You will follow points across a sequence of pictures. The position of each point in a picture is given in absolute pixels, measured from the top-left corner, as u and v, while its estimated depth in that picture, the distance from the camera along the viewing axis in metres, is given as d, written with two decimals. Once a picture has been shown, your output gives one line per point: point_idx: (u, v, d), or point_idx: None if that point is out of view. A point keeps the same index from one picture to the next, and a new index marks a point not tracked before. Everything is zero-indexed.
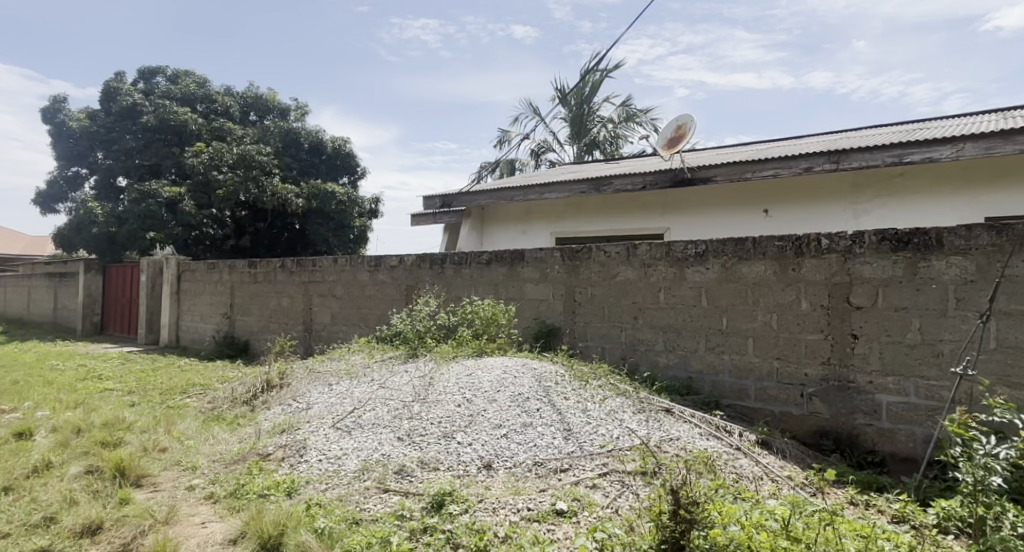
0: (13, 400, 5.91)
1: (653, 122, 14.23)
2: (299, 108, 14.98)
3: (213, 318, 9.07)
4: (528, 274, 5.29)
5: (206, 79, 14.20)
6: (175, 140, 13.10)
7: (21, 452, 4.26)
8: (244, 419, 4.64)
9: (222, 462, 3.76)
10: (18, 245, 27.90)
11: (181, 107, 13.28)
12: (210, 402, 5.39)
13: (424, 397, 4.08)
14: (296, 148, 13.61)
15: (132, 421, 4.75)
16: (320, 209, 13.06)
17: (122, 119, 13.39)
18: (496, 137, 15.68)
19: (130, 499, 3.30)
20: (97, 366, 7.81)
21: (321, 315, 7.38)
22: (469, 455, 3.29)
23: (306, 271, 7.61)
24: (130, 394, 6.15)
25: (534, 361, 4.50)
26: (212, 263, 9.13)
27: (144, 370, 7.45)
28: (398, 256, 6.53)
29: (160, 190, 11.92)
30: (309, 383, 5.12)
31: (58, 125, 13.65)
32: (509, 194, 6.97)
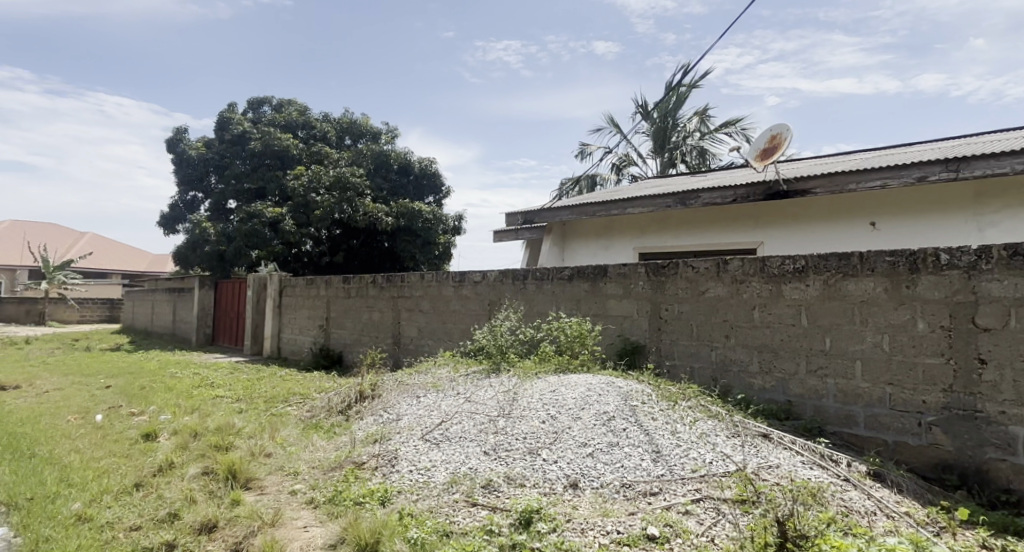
0: (141, 404, 6.51)
1: (744, 131, 13.68)
2: (389, 131, 15.70)
3: (310, 331, 9.61)
4: (611, 290, 5.23)
5: (306, 108, 15.25)
6: (279, 164, 14.10)
7: (148, 452, 4.69)
8: (339, 428, 4.86)
9: (321, 469, 3.96)
10: (144, 262, 30.96)
11: (284, 133, 14.30)
12: (309, 410, 5.69)
13: (509, 412, 4.11)
14: (386, 169, 14.23)
15: (241, 426, 5.10)
16: (408, 226, 13.55)
17: (234, 146, 14.62)
18: (579, 152, 15.68)
19: (241, 500, 3.54)
20: (210, 374, 8.49)
21: (408, 328, 7.63)
22: (555, 474, 3.27)
23: (395, 287, 7.91)
24: (238, 401, 6.63)
25: (619, 379, 4.42)
26: (310, 279, 9.68)
27: (250, 379, 8.00)
28: (482, 272, 6.65)
29: (264, 210, 12.80)
30: (399, 395, 5.30)
31: (178, 154, 15.06)
32: (591, 210, 6.94)
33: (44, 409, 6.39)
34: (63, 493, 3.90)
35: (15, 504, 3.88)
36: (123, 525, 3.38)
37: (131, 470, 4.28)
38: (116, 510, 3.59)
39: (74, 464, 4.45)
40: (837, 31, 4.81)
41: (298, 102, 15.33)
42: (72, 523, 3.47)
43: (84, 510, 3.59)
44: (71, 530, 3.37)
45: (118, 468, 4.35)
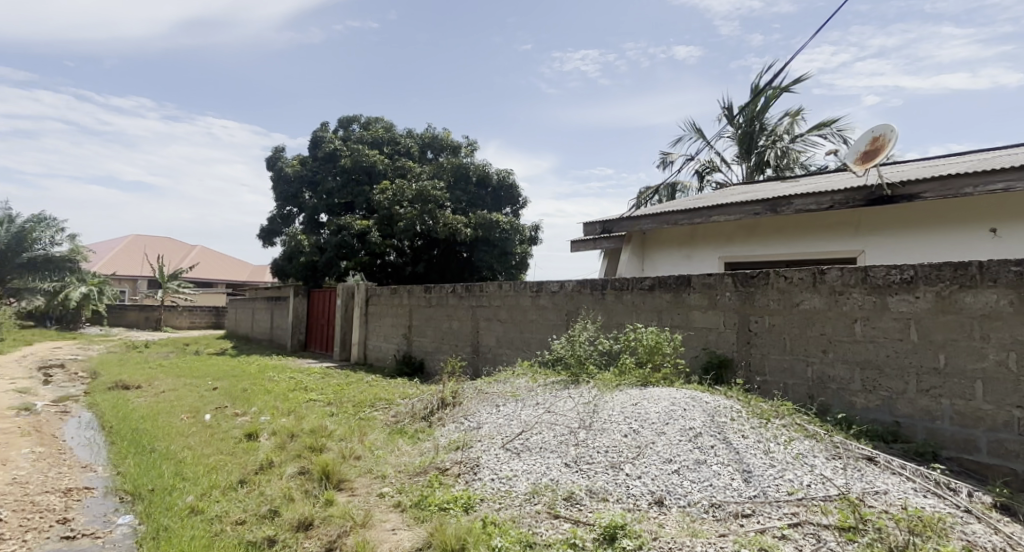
0: (243, 405, 6.98)
1: (839, 133, 12.91)
2: (469, 144, 16.06)
3: (394, 339, 9.94)
4: (695, 301, 5.07)
5: (392, 124, 15.91)
6: (366, 179, 14.78)
7: (250, 451, 5.02)
8: (422, 434, 4.99)
9: (407, 473, 4.08)
10: (245, 273, 33.23)
11: (371, 150, 15.00)
12: (394, 416, 5.88)
13: (590, 424, 4.06)
14: (465, 182, 14.48)
15: (332, 429, 5.35)
16: (486, 237, 13.74)
17: (325, 163, 15.49)
18: (659, 160, 15.36)
19: (334, 500, 3.71)
20: (304, 378, 8.97)
21: (487, 337, 7.73)
22: (639, 490, 3.19)
23: (474, 296, 8.04)
24: (330, 404, 6.97)
25: (704, 394, 4.26)
26: (394, 288, 10.03)
27: (339, 384, 8.38)
28: (559, 282, 6.65)
29: (352, 223, 13.44)
30: (479, 403, 5.38)
31: (276, 171, 16.10)
32: (673, 218, 6.76)
33: (161, 408, 7.00)
34: (179, 486, 4.25)
35: (139, 494, 4.27)
36: (230, 519, 3.63)
37: (236, 467, 4.59)
38: (224, 504, 3.87)
39: (187, 460, 4.84)
40: (946, 24, 4.45)
41: (384, 119, 16.02)
42: (186, 514, 3.78)
43: (196, 503, 3.91)
44: (185, 521, 3.66)
45: (225, 465, 4.68)
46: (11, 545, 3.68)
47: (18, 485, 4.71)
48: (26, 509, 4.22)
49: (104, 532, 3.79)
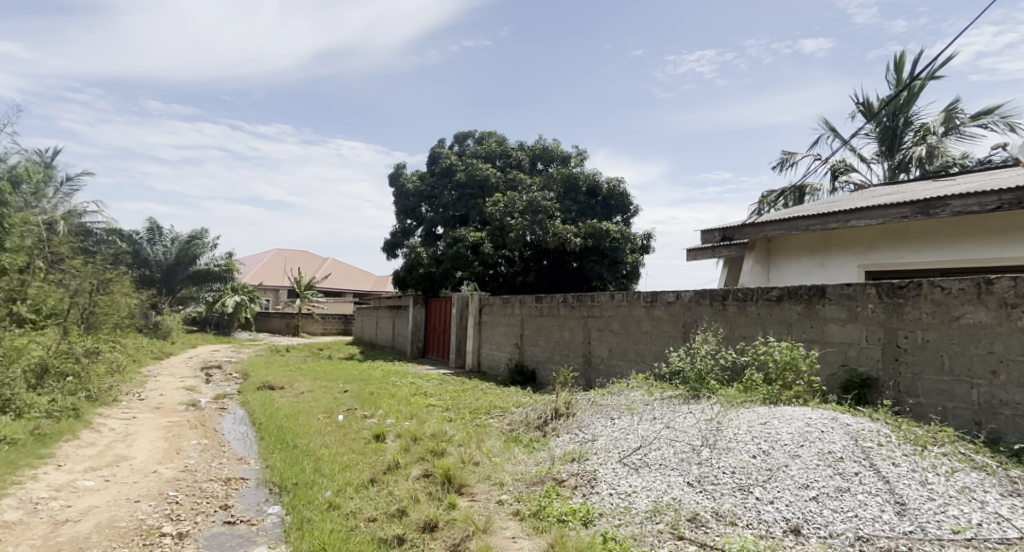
0: (371, 408, 7.42)
1: (1001, 123, 11.42)
2: (579, 154, 16.02)
3: (507, 347, 10.09)
4: (831, 313, 4.69)
5: (504, 138, 16.31)
6: (479, 192, 15.22)
7: (379, 451, 5.32)
8: (537, 443, 5.01)
9: (524, 482, 4.10)
10: (369, 283, 35.44)
11: (485, 164, 15.44)
12: (509, 424, 5.95)
13: (714, 442, 3.86)
14: (575, 192, 14.45)
15: (452, 434, 5.52)
16: (597, 246, 13.56)
17: (442, 178, 16.16)
18: (781, 161, 14.42)
19: (456, 504, 3.83)
20: (424, 384, 9.36)
21: (600, 348, 7.61)
22: (771, 515, 2.98)
23: (586, 307, 7.98)
24: (448, 410, 7.21)
25: (846, 415, 3.90)
26: (506, 298, 10.21)
27: (457, 391, 8.65)
28: (676, 292, 6.43)
29: (467, 235, 13.88)
30: (593, 415, 5.31)
31: (398, 187, 17.05)
32: (804, 224, 6.28)
33: (301, 408, 7.62)
34: (318, 482, 4.62)
35: (284, 487, 4.69)
36: (363, 515, 3.87)
37: (366, 466, 4.89)
38: (357, 500, 4.14)
39: (324, 457, 5.23)
40: None
41: (497, 133, 16.47)
42: (325, 509, 4.09)
43: (333, 499, 4.21)
44: (325, 515, 3.96)
45: (357, 463, 5.00)
46: (185, 525, 4.16)
47: (188, 472, 5.33)
48: (195, 494, 4.76)
49: (257, 520, 4.20)
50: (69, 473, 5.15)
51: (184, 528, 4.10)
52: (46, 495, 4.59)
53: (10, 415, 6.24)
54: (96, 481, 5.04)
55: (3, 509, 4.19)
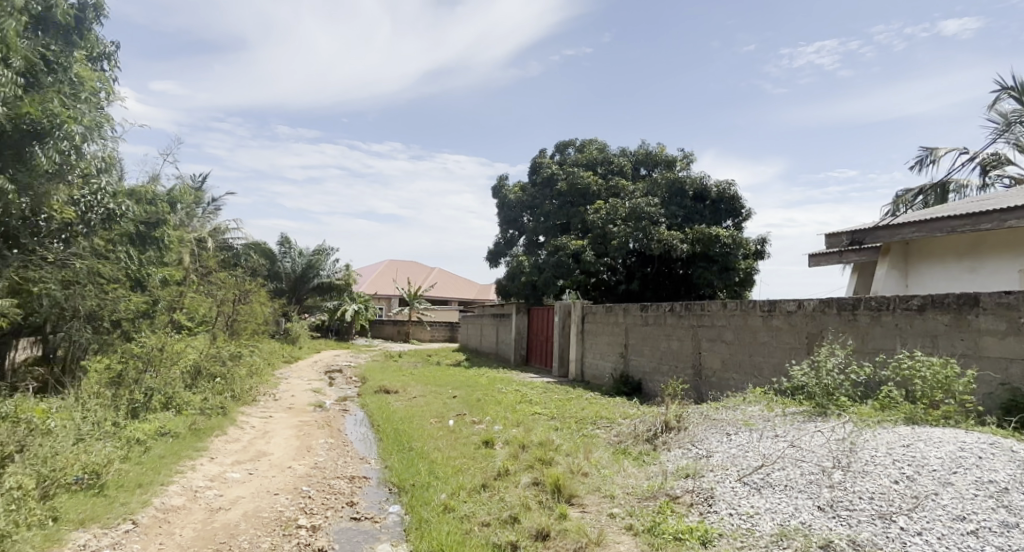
0: (479, 414, 7.59)
1: None
2: (685, 157, 15.49)
3: (611, 357, 9.91)
4: (987, 325, 4.24)
5: (605, 145, 16.17)
6: (580, 200, 15.14)
7: (488, 457, 5.43)
8: (647, 457, 4.87)
9: (636, 496, 4.00)
10: (474, 291, 36.41)
11: (586, 172, 15.38)
12: (617, 435, 5.84)
13: (847, 464, 3.55)
14: (681, 197, 13.96)
15: (559, 444, 5.51)
16: (705, 252, 12.94)
17: (543, 187, 16.29)
18: (920, 158, 13.10)
19: (567, 514, 3.82)
20: (529, 392, 9.43)
21: (711, 360, 7.29)
22: (920, 549, 2.70)
23: (695, 315, 7.68)
24: (553, 419, 7.22)
25: (1008, 440, 3.47)
26: (611, 306, 10.05)
27: (562, 400, 8.63)
28: (797, 301, 6.03)
29: (568, 243, 13.87)
30: (706, 430, 5.08)
31: (501, 199, 17.42)
32: (946, 226, 5.66)
33: (414, 412, 7.95)
34: (433, 484, 4.81)
35: (403, 487, 4.92)
36: (477, 520, 3.98)
37: (478, 471, 5.01)
38: (471, 505, 4.27)
39: (438, 460, 5.42)
40: None
41: (598, 140, 16.36)
42: (441, 511, 4.26)
43: (448, 502, 4.37)
44: (441, 518, 4.12)
45: (468, 468, 5.14)
46: (317, 518, 4.48)
47: (319, 469, 5.74)
48: (325, 490, 5.11)
49: (380, 518, 4.45)
50: (220, 464, 5.72)
51: (317, 521, 4.42)
52: (203, 484, 5.12)
53: (173, 411, 7.06)
54: (242, 473, 5.56)
55: (171, 494, 4.73)
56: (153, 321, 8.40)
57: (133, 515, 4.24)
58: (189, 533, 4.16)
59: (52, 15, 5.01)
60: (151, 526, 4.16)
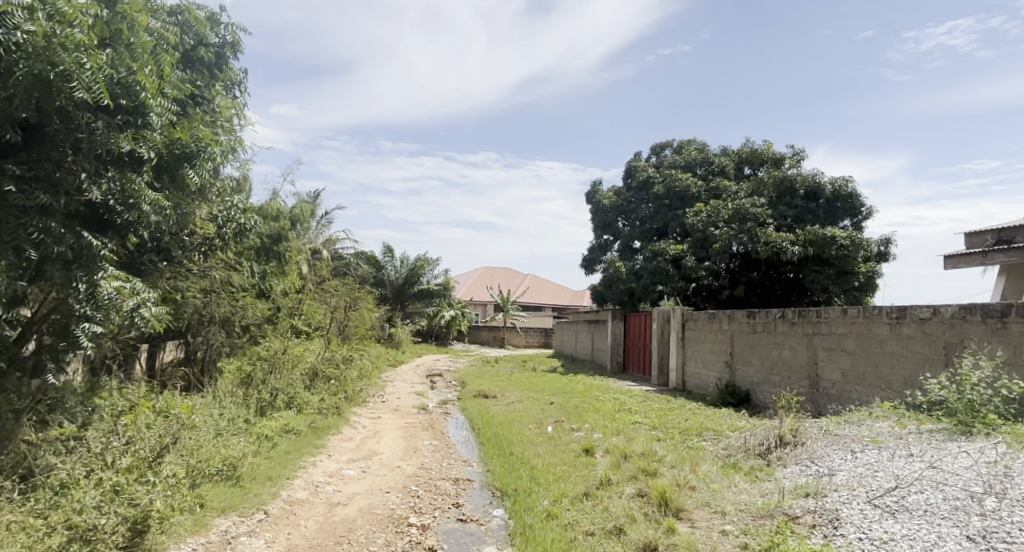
0: (578, 421, 7.55)
1: None
2: (795, 154, 14.60)
3: (716, 366, 9.49)
4: None
5: (705, 145, 15.62)
6: (678, 203, 14.70)
7: (589, 465, 5.38)
8: (761, 473, 4.61)
9: (750, 514, 3.80)
10: (567, 297, 36.33)
11: (684, 173, 14.91)
12: (725, 448, 5.58)
13: (1001, 490, 3.19)
14: (790, 196, 13.14)
15: (663, 455, 5.34)
16: (820, 255, 12.01)
17: (639, 191, 15.98)
18: None
19: (675, 528, 3.72)
20: (629, 400, 9.25)
21: (829, 371, 6.80)
22: None
23: (810, 323, 7.20)
24: (656, 428, 7.03)
25: None
26: (714, 313, 9.64)
27: (663, 409, 8.39)
28: (931, 307, 5.52)
29: (667, 248, 13.50)
30: (827, 446, 4.74)
31: (594, 204, 17.29)
32: None
33: (513, 417, 8.05)
34: (536, 491, 4.84)
35: (506, 492, 5.00)
36: (582, 528, 3.98)
37: (580, 479, 4.99)
38: (574, 513, 4.27)
39: (539, 466, 5.46)
40: None
41: (698, 140, 15.80)
42: (545, 517, 4.29)
43: (551, 509, 4.39)
44: (545, 524, 4.15)
45: (569, 476, 5.12)
46: (427, 518, 4.65)
47: (425, 469, 5.96)
48: (432, 490, 5.29)
49: (484, 521, 4.55)
50: (336, 462, 6.08)
51: (426, 520, 4.59)
52: (323, 479, 5.48)
53: (294, 410, 7.65)
54: (357, 470, 5.88)
55: (295, 487, 5.10)
56: (276, 326, 9.14)
57: (265, 505, 4.61)
58: (313, 525, 4.47)
59: (199, 51, 5.65)
60: (280, 517, 4.51)
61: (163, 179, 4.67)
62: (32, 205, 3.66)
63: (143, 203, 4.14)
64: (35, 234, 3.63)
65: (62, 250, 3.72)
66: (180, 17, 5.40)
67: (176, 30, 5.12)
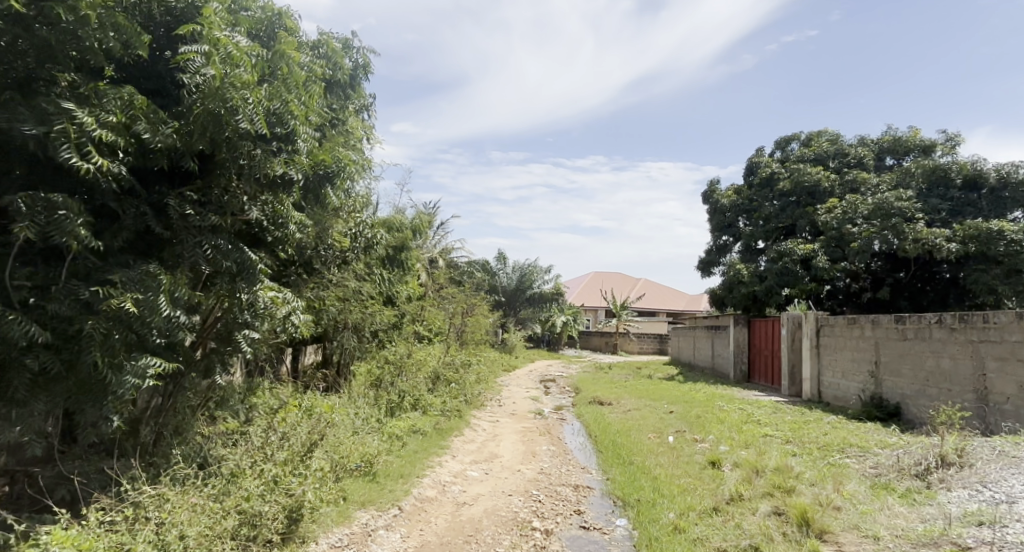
0: (701, 432, 7.25)
1: None
2: (949, 139, 13.07)
3: (857, 376, 8.71)
4: None
5: (838, 135, 14.42)
6: (808, 199, 13.68)
7: (717, 479, 5.13)
8: (919, 496, 4.14)
9: (908, 541, 3.43)
10: (684, 302, 35.06)
11: (814, 167, 13.85)
12: (875, 467, 5.07)
13: None
14: (945, 187, 11.77)
15: (800, 471, 4.95)
16: (983, 252, 10.56)
17: (762, 188, 15.05)
18: None
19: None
20: (756, 411, 8.71)
21: (1001, 384, 6.00)
22: None
23: (974, 329, 6.41)
24: (790, 442, 6.55)
25: None
26: (854, 318, 8.87)
27: (797, 422, 7.82)
28: None
29: (796, 248, 12.62)
30: (1002, 470, 4.17)
31: (712, 205, 16.55)
32: None
33: (631, 425, 7.89)
34: (660, 502, 4.71)
35: (629, 502, 4.90)
36: (712, 545, 3.81)
37: (707, 493, 4.77)
38: (703, 527, 4.09)
39: (661, 477, 5.30)
40: None
41: (829, 131, 14.62)
42: (671, 530, 4.16)
43: (678, 522, 4.25)
44: (672, 538, 4.03)
45: (695, 489, 4.92)
46: (550, 523, 4.68)
47: (545, 474, 5.99)
48: (554, 495, 5.31)
49: (608, 530, 4.49)
50: (460, 462, 6.30)
51: (550, 525, 4.62)
52: (449, 478, 5.70)
53: (419, 411, 8.06)
54: (480, 472, 6.06)
55: (425, 485, 5.34)
56: (401, 331, 9.67)
57: (399, 501, 4.86)
58: (442, 522, 4.66)
59: (338, 80, 6.17)
60: (413, 513, 4.75)
61: (309, 199, 5.13)
62: (206, 226, 4.15)
63: (290, 222, 4.60)
64: (208, 252, 4.11)
65: (229, 264, 4.18)
66: (323, 51, 5.95)
67: (320, 62, 5.64)
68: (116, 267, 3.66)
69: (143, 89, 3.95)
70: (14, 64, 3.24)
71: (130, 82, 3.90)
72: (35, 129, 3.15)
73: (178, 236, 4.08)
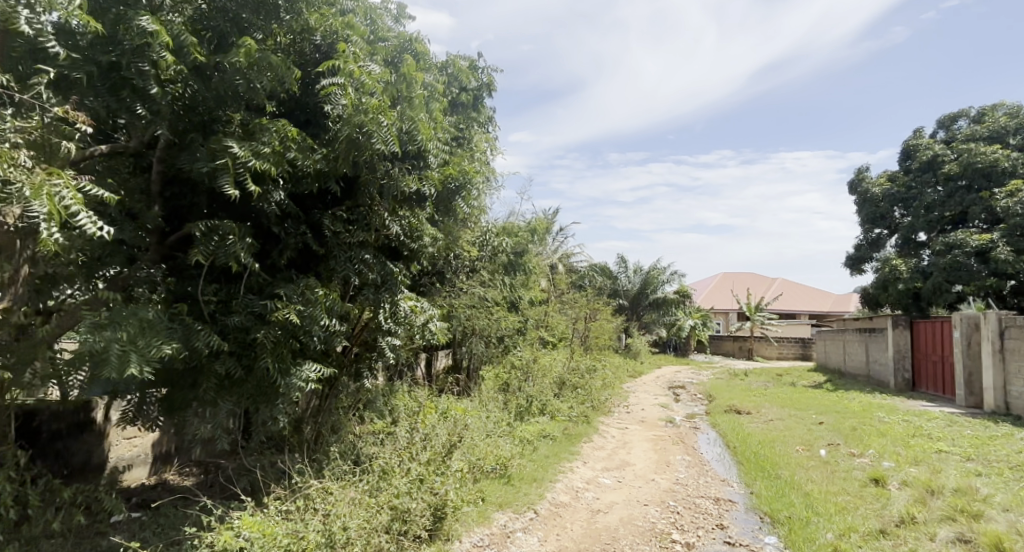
0: (859, 445, 6.56)
1: None
2: None
3: None
4: None
5: (1019, 107, 12.48)
6: (982, 183, 11.95)
7: (882, 498, 4.61)
8: None
9: None
10: (828, 304, 32.19)
11: (989, 146, 12.08)
12: None
13: None
14: None
15: (989, 494, 4.31)
16: None
17: (922, 173, 13.39)
18: None
19: None
20: (926, 424, 7.73)
21: None
22: None
23: None
24: (970, 460, 5.73)
25: None
26: None
27: (978, 437, 6.83)
28: None
29: (968, 239, 11.13)
30: None
31: (859, 195, 15.02)
32: None
33: (775, 436, 7.35)
34: (814, 520, 4.32)
35: (778, 519, 4.55)
36: None
37: (872, 513, 4.29)
38: None
39: (815, 494, 4.86)
40: None
41: (1007, 103, 12.70)
42: None
43: (838, 543, 3.87)
44: None
45: (856, 508, 4.45)
46: (691, 536, 4.46)
47: (682, 485, 5.74)
48: (692, 507, 5.08)
49: (757, 547, 4.19)
50: (592, 469, 6.23)
51: (691, 539, 4.41)
52: (582, 485, 5.66)
53: (547, 416, 8.11)
54: (612, 479, 5.94)
55: (558, 490, 5.34)
56: (526, 337, 9.82)
57: (535, 504, 4.91)
58: (578, 529, 4.62)
59: (463, 96, 6.42)
60: (549, 517, 4.76)
61: (440, 210, 5.36)
62: (355, 242, 4.52)
63: (425, 234, 4.83)
64: (358, 266, 4.49)
65: (375, 277, 4.56)
66: (449, 70, 6.22)
67: (445, 81, 5.90)
68: (282, 282, 4.07)
69: (297, 120, 4.36)
70: (198, 109, 3.72)
71: (287, 115, 4.34)
72: (212, 160, 3.59)
73: (331, 251, 4.45)
